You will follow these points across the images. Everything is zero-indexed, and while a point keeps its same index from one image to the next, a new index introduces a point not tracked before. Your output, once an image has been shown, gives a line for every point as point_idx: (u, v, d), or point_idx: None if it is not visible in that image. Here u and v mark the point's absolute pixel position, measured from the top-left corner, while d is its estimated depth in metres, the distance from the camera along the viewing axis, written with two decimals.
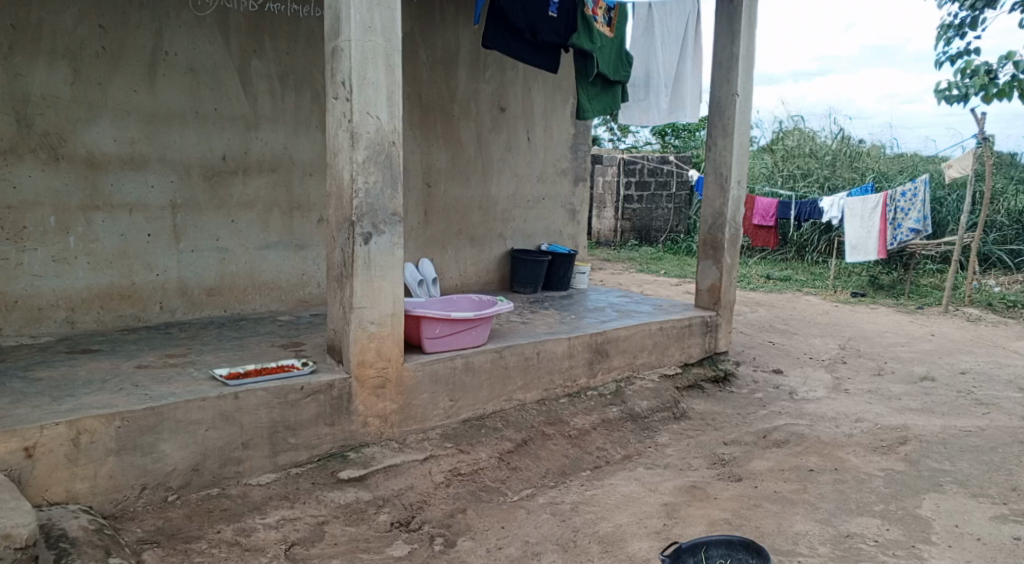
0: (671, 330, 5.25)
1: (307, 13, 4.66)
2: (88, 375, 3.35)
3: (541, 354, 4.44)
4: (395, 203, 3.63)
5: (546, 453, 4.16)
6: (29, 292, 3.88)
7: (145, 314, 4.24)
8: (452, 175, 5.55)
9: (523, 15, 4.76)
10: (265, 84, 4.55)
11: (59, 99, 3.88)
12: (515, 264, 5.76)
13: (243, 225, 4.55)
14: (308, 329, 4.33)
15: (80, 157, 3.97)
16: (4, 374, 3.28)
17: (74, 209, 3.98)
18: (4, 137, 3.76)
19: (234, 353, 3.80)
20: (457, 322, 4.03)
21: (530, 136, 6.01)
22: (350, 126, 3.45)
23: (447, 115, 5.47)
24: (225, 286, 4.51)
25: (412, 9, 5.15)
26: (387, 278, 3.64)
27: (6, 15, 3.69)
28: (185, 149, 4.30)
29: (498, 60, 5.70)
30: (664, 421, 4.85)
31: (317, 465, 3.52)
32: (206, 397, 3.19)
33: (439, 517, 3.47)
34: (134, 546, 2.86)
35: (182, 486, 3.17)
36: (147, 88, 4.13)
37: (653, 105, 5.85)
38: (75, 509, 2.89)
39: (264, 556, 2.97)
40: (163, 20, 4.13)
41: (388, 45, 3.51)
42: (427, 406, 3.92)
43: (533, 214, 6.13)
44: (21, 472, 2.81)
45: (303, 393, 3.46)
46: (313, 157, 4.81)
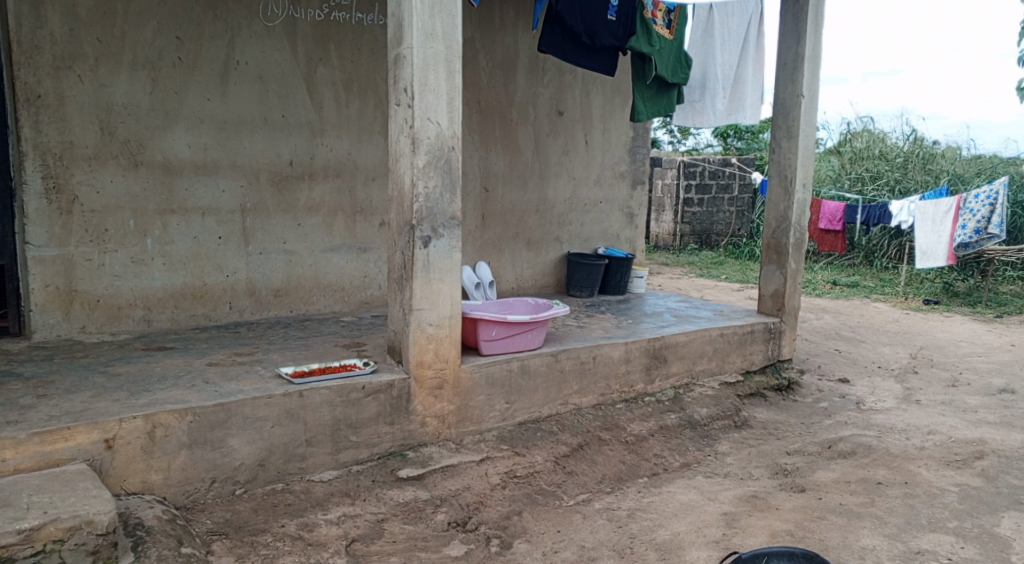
0: (732, 336, 5.16)
1: (371, 22, 4.79)
2: (163, 371, 3.51)
3: (598, 358, 4.44)
4: (454, 207, 3.69)
5: (602, 458, 4.15)
6: (109, 292, 4.08)
7: (215, 314, 4.42)
8: (510, 179, 5.60)
9: (581, 19, 4.76)
10: (331, 91, 4.69)
11: (139, 108, 4.07)
12: (572, 268, 5.77)
13: (308, 228, 4.70)
14: (368, 330, 4.43)
15: (157, 164, 4.16)
16: (86, 369, 3.46)
17: (151, 213, 4.17)
18: (89, 145, 3.95)
19: (299, 352, 3.92)
20: (512, 324, 4.06)
21: (588, 140, 6.01)
22: (411, 132, 3.53)
23: (506, 120, 5.52)
24: (291, 287, 4.67)
25: (473, 15, 5.23)
26: (446, 280, 3.70)
27: (92, 29, 3.88)
28: (255, 155, 4.47)
29: (557, 64, 5.72)
30: (724, 429, 4.77)
31: (376, 463, 3.61)
32: (272, 394, 3.31)
33: (496, 518, 3.50)
34: (204, 537, 2.98)
35: (249, 480, 3.29)
36: (220, 96, 4.31)
37: (709, 107, 5.78)
38: (150, 500, 3.02)
39: (326, 551, 3.05)
40: (235, 31, 4.30)
41: (448, 52, 3.57)
42: (484, 407, 3.96)
43: (591, 218, 6.12)
44: (102, 462, 2.95)
45: (364, 392, 3.55)
46: (376, 162, 4.93)
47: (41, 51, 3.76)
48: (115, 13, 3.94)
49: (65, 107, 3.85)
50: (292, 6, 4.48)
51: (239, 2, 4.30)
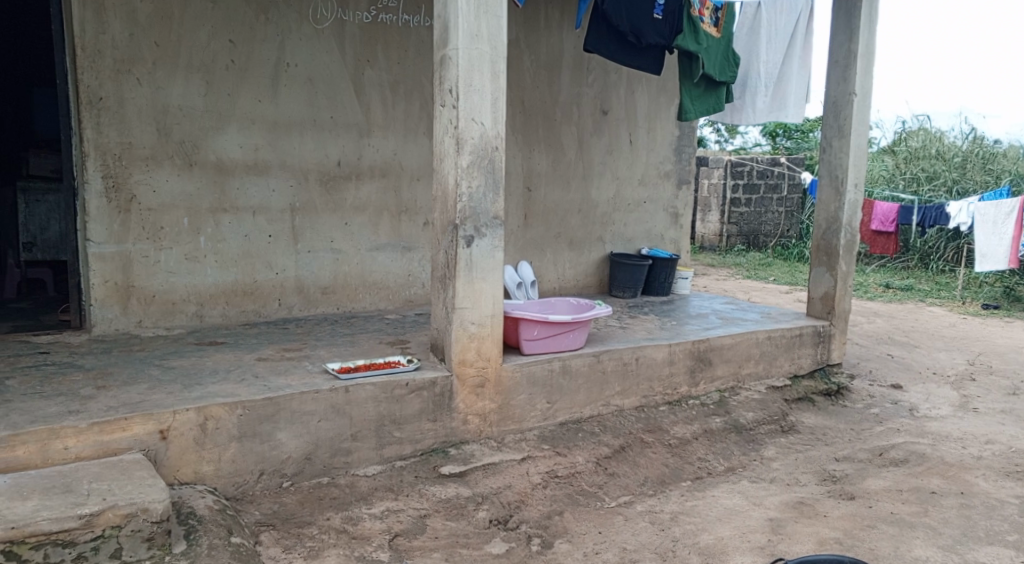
0: (780, 339, 5.07)
1: (418, 23, 4.85)
2: (214, 365, 3.62)
3: (641, 359, 4.41)
4: (496, 207, 3.71)
5: (645, 461, 4.12)
6: (165, 288, 4.21)
7: (265, 310, 4.53)
8: (554, 179, 5.61)
9: (627, 18, 4.73)
10: (377, 93, 4.77)
11: (194, 109, 4.19)
12: (616, 268, 5.74)
13: (355, 227, 4.79)
14: (412, 328, 4.48)
15: (211, 164, 4.28)
16: (142, 362, 3.59)
17: (205, 211, 4.29)
18: (146, 145, 4.08)
19: (345, 348, 3.99)
20: (554, 324, 4.07)
21: (633, 139, 5.97)
22: (455, 132, 3.56)
23: (550, 119, 5.53)
24: (338, 285, 4.76)
25: (518, 15, 5.25)
26: (488, 279, 3.73)
27: (151, 33, 4.01)
28: (304, 155, 4.56)
29: (602, 63, 5.70)
30: (770, 434, 4.69)
31: (419, 459, 3.66)
32: (318, 389, 3.38)
33: (537, 517, 3.51)
34: (252, 527, 3.06)
35: (296, 473, 3.37)
36: (270, 98, 4.42)
37: (748, 105, 5.71)
38: (202, 490, 3.12)
39: (369, 545, 3.10)
40: (286, 34, 4.41)
41: (493, 53, 3.60)
42: (525, 406, 3.97)
43: (636, 218, 6.08)
44: (157, 452, 3.04)
45: (408, 389, 3.60)
46: (421, 163, 4.99)
47: (103, 55, 3.90)
48: (172, 17, 4.07)
49: (124, 108, 3.99)
50: (340, 9, 4.57)
51: (290, 6, 4.40)
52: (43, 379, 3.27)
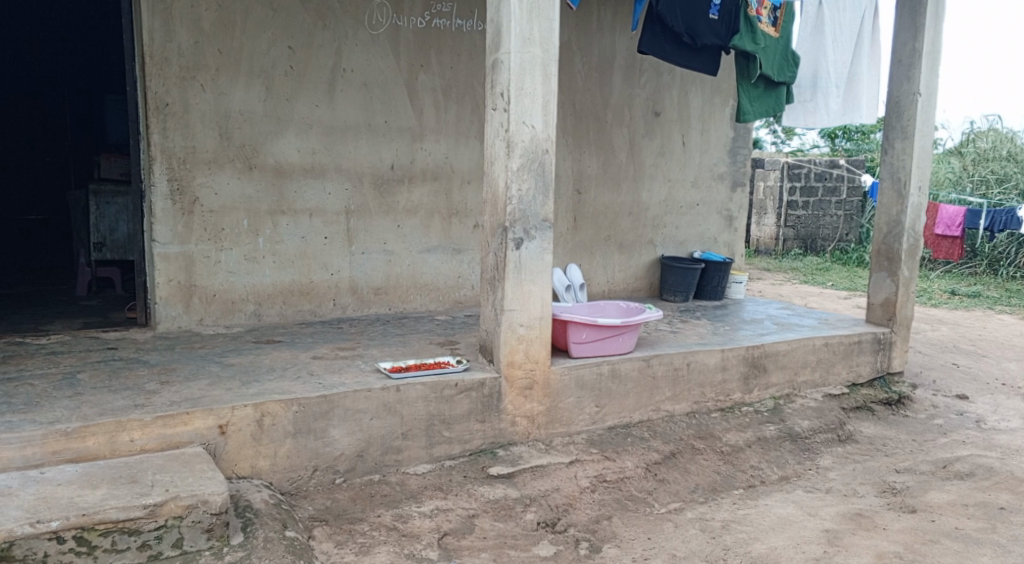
0: (838, 346, 4.95)
1: (470, 28, 4.91)
2: (271, 362, 3.72)
3: (692, 365, 4.37)
4: (546, 209, 3.72)
5: (696, 467, 4.06)
6: (225, 287, 4.35)
7: (320, 310, 4.64)
8: (604, 181, 5.58)
9: (682, 19, 4.67)
10: (431, 97, 4.84)
11: (254, 114, 4.32)
12: (667, 271, 5.69)
13: (407, 230, 4.87)
14: (461, 329, 4.53)
15: (270, 167, 4.41)
16: (204, 359, 3.72)
17: (264, 213, 4.42)
18: (209, 149, 4.22)
19: (396, 348, 4.06)
20: (604, 327, 4.05)
21: (685, 140, 5.90)
22: (506, 135, 3.59)
23: (601, 121, 5.50)
24: (390, 286, 4.85)
25: (570, 18, 5.25)
26: (537, 282, 3.74)
27: (214, 41, 4.15)
28: (359, 159, 4.66)
29: (655, 64, 5.66)
30: (827, 443, 4.57)
31: (468, 460, 3.70)
32: (371, 387, 3.45)
33: (585, 521, 3.50)
34: (306, 522, 3.14)
35: (348, 470, 3.45)
36: (327, 103, 4.52)
37: (822, 106, 5.51)
38: (258, 484, 3.21)
39: (419, 543, 3.13)
40: (343, 40, 4.51)
41: (545, 56, 3.61)
42: (573, 410, 3.98)
43: (688, 221, 6.01)
44: (216, 447, 3.14)
45: (457, 389, 3.64)
46: (472, 166, 5.04)
47: (169, 62, 4.05)
48: (235, 25, 4.20)
49: (189, 114, 4.14)
50: (395, 15, 4.65)
51: (346, 12, 4.50)
52: (111, 374, 3.43)
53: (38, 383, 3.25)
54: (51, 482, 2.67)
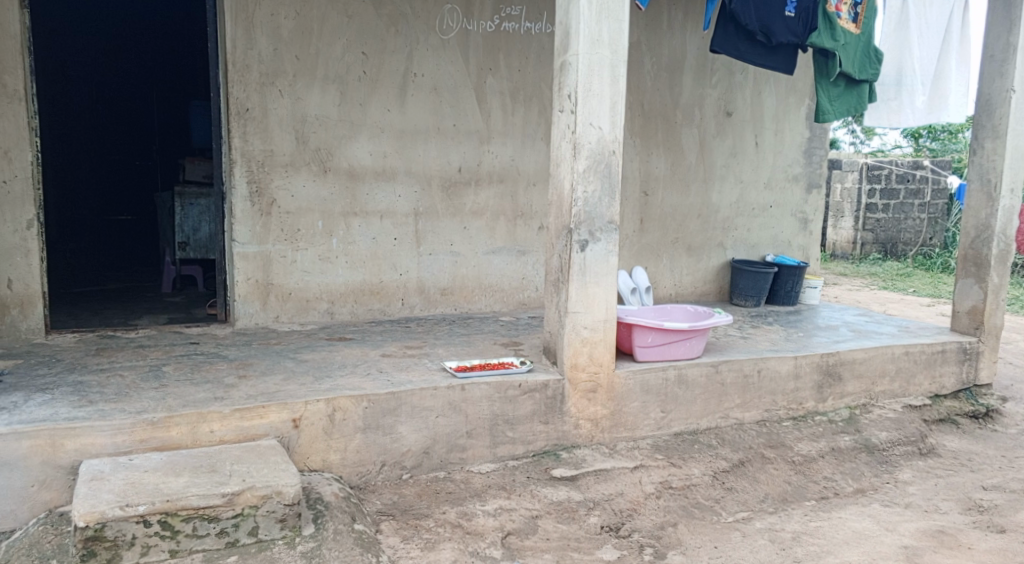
0: (919, 356, 4.73)
1: (539, 30, 4.94)
2: (342, 359, 3.84)
3: (763, 372, 4.27)
4: (612, 211, 3.71)
5: (766, 477, 3.96)
6: (300, 286, 4.50)
7: (389, 309, 4.76)
8: (672, 182, 5.51)
9: (757, 18, 4.55)
10: (498, 100, 4.89)
11: (329, 118, 4.46)
12: (737, 275, 5.57)
13: (473, 231, 4.93)
14: (525, 330, 4.56)
15: (343, 170, 4.54)
16: (279, 355, 3.87)
17: (337, 215, 4.55)
18: (286, 153, 4.37)
19: (462, 348, 4.12)
20: (670, 332, 4.01)
21: (758, 141, 5.76)
22: (573, 136, 3.60)
23: (670, 122, 5.43)
24: (456, 286, 4.93)
25: (640, 18, 5.20)
26: (602, 284, 3.73)
27: (292, 48, 4.30)
28: (428, 162, 4.75)
29: (727, 63, 5.54)
30: (907, 456, 4.37)
31: (531, 461, 3.72)
32: (437, 386, 3.51)
33: (649, 527, 3.46)
34: (373, 516, 3.22)
35: (414, 466, 3.52)
36: (398, 107, 4.63)
37: (906, 105, 5.28)
38: (329, 477, 3.31)
39: (483, 541, 3.17)
40: (414, 45, 4.60)
41: (614, 57, 3.60)
42: (638, 414, 3.96)
43: (760, 223, 5.86)
44: (290, 440, 3.25)
45: (521, 390, 3.67)
46: (538, 168, 5.07)
47: (250, 69, 4.22)
48: (311, 33, 4.34)
49: (267, 118, 4.30)
50: (465, 20, 4.72)
51: (418, 18, 4.59)
52: (193, 367, 3.60)
53: (127, 374, 3.45)
54: (138, 469, 2.82)
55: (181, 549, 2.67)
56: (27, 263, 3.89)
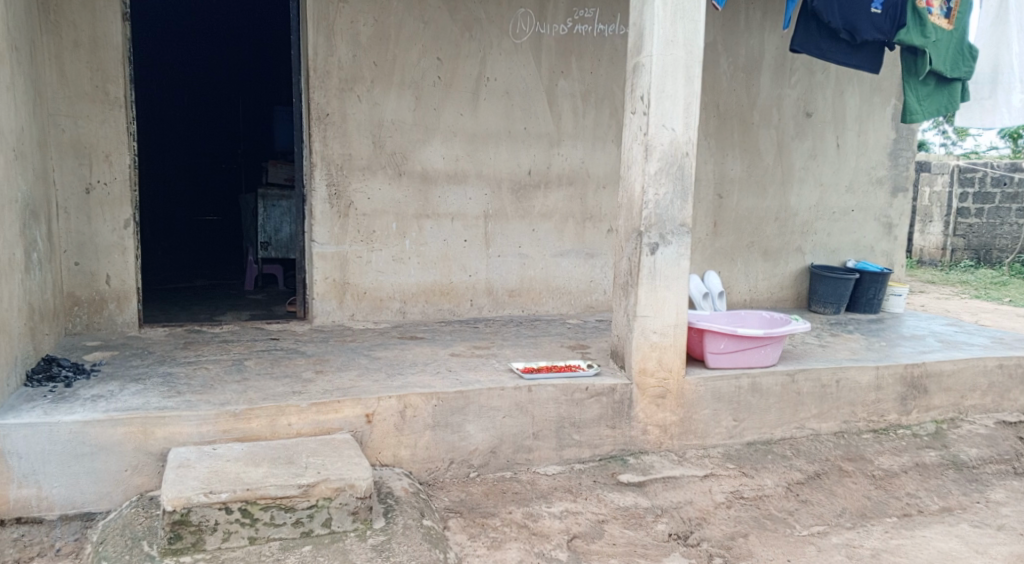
0: (1014, 370, 4.48)
1: (612, 32, 4.92)
2: (413, 358, 3.92)
3: (842, 382, 4.12)
4: (684, 214, 3.67)
5: (843, 491, 3.77)
6: (374, 286, 4.62)
7: (459, 309, 4.83)
8: (749, 185, 5.38)
9: (840, 14, 4.41)
10: (570, 103, 4.90)
11: (404, 123, 4.57)
12: (816, 281, 5.39)
13: (542, 234, 4.95)
14: (593, 333, 4.54)
15: (417, 173, 4.64)
16: (353, 352, 3.99)
17: (410, 217, 4.65)
18: (363, 156, 4.50)
19: (529, 349, 4.14)
20: (743, 338, 3.91)
21: (840, 142, 5.56)
22: (645, 138, 3.58)
23: (747, 123, 5.31)
24: (524, 288, 4.96)
25: (716, 18, 5.10)
26: (672, 288, 3.69)
27: (371, 54, 4.42)
28: (499, 165, 4.80)
29: (808, 63, 5.38)
30: (1000, 474, 4.12)
31: (598, 465, 3.72)
32: (504, 386, 3.54)
33: (719, 536, 3.37)
34: (441, 512, 3.27)
35: (481, 465, 3.57)
36: (471, 111, 4.70)
37: (1001, 104, 4.99)
38: (399, 472, 3.39)
39: (549, 543, 3.17)
40: (488, 49, 4.66)
41: (689, 58, 3.55)
42: (709, 422, 3.89)
43: (841, 228, 5.66)
44: (363, 434, 3.34)
45: (588, 393, 3.66)
46: (609, 170, 5.05)
47: (331, 76, 4.36)
48: (389, 39, 4.45)
49: (346, 123, 4.43)
50: (538, 23, 4.75)
51: (492, 23, 4.64)
52: (273, 362, 3.76)
53: (212, 367, 3.64)
54: (221, 458, 2.97)
55: (260, 536, 2.80)
56: (123, 260, 4.14)
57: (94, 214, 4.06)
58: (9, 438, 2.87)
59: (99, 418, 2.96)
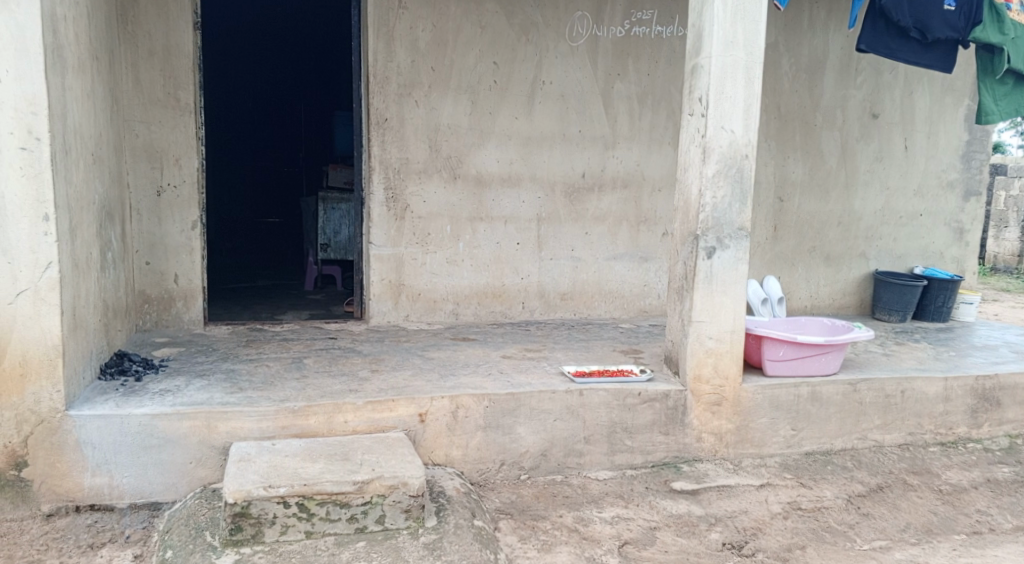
0: None
1: (670, 34, 4.87)
2: (465, 359, 3.96)
3: (907, 393, 3.98)
4: (743, 218, 3.60)
5: (908, 505, 3.60)
6: (428, 287, 4.68)
7: (512, 312, 4.85)
8: (811, 188, 5.24)
9: (909, 12, 4.25)
10: (625, 105, 4.87)
11: (459, 127, 4.61)
12: (882, 288, 5.22)
13: (595, 237, 4.94)
14: (646, 338, 4.50)
15: (471, 177, 4.68)
16: (407, 352, 4.05)
17: (464, 220, 4.70)
18: (420, 160, 4.56)
19: (581, 353, 4.14)
20: (803, 346, 3.81)
21: (908, 144, 5.36)
22: (703, 140, 3.53)
23: (809, 125, 5.18)
24: (576, 292, 4.95)
25: (778, 18, 4.99)
26: (729, 294, 3.63)
27: (428, 59, 4.48)
28: (553, 168, 4.81)
29: (875, 63, 5.21)
30: None
31: (651, 471, 3.68)
32: (555, 389, 3.54)
33: (775, 547, 3.25)
34: (492, 513, 3.29)
35: (532, 468, 3.58)
36: (525, 114, 4.71)
37: None
38: (451, 471, 3.42)
39: (599, 548, 3.13)
40: (544, 53, 4.67)
41: (749, 59, 3.49)
42: (766, 431, 3.81)
43: (908, 233, 5.46)
44: (416, 433, 3.39)
45: (641, 399, 3.63)
46: (664, 173, 5.01)
47: (390, 81, 4.43)
48: (447, 44, 4.50)
49: (404, 128, 4.50)
50: (595, 26, 4.73)
51: (549, 26, 4.65)
52: (331, 360, 3.86)
53: (273, 364, 3.75)
54: (281, 453, 3.06)
55: (316, 531, 2.86)
56: (190, 260, 4.31)
57: (165, 215, 4.23)
58: (84, 429, 3.02)
59: (166, 412, 3.09)
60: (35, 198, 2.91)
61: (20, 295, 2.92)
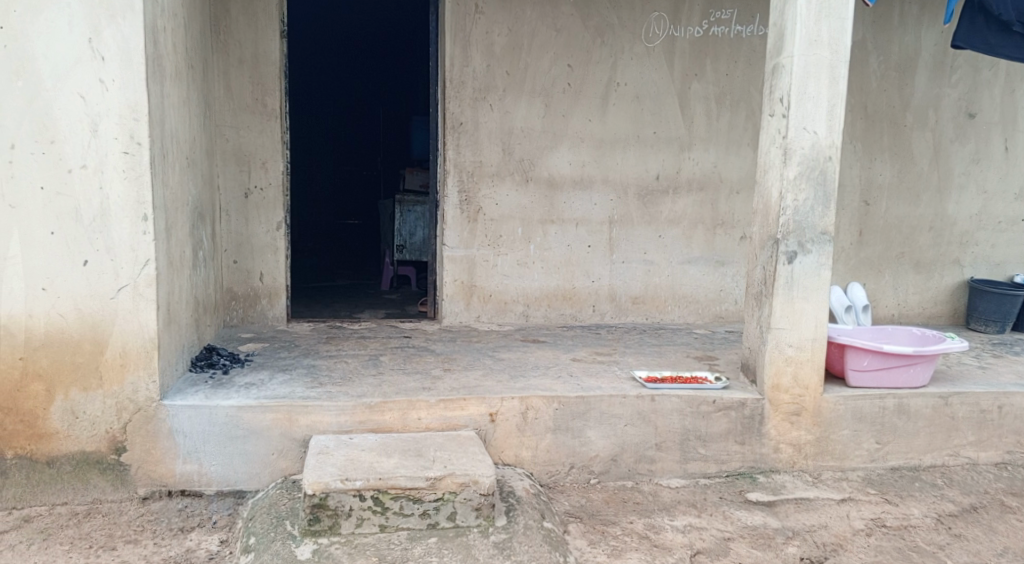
0: None
1: (750, 33, 4.76)
2: (536, 360, 3.98)
3: (1004, 408, 3.75)
4: (826, 221, 3.49)
5: (1005, 527, 3.36)
6: (500, 289, 4.73)
7: (583, 315, 4.84)
8: (900, 191, 5.00)
9: (1015, 6, 3.98)
10: (703, 106, 4.78)
11: (534, 129, 4.64)
12: (978, 296, 4.94)
13: (669, 240, 4.87)
14: (721, 344, 4.41)
15: (544, 179, 4.70)
16: (478, 352, 4.10)
17: (537, 222, 4.72)
18: (493, 163, 4.61)
19: (653, 358, 4.09)
20: (890, 356, 3.64)
21: (1010, 144, 5.04)
22: (784, 142, 3.42)
23: (898, 125, 4.94)
24: (649, 295, 4.89)
25: (867, 14, 4.80)
26: (810, 300, 3.51)
27: (503, 64, 4.53)
28: (626, 170, 4.77)
29: (972, 59, 4.93)
30: None
31: (724, 481, 3.61)
32: (626, 394, 3.51)
33: None
34: (561, 516, 3.29)
35: (602, 472, 3.56)
36: (599, 117, 4.70)
37: None
38: (520, 472, 3.45)
39: (670, 556, 3.07)
40: (619, 55, 4.64)
41: (834, 57, 3.37)
42: (848, 443, 3.67)
43: (1008, 238, 5.14)
44: (487, 433, 3.43)
45: (715, 406, 3.56)
46: (743, 175, 4.89)
47: (466, 86, 4.51)
48: (521, 48, 4.54)
49: (478, 132, 4.57)
50: (672, 26, 4.67)
51: (624, 27, 4.62)
52: (405, 358, 3.95)
53: (350, 361, 3.87)
54: (357, 447, 3.15)
55: (389, 525, 2.93)
56: (275, 260, 4.49)
57: (252, 216, 4.44)
58: (176, 418, 3.20)
59: (251, 404, 3.23)
60: (135, 199, 3.11)
61: (120, 291, 3.13)
